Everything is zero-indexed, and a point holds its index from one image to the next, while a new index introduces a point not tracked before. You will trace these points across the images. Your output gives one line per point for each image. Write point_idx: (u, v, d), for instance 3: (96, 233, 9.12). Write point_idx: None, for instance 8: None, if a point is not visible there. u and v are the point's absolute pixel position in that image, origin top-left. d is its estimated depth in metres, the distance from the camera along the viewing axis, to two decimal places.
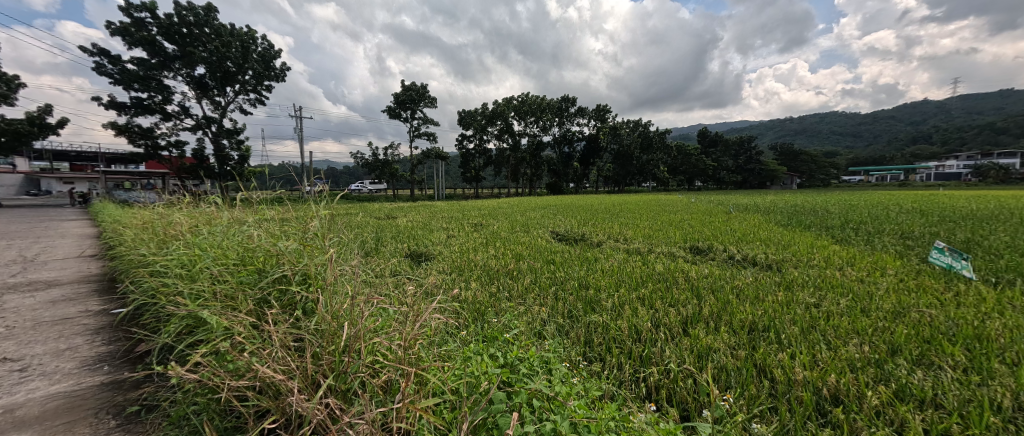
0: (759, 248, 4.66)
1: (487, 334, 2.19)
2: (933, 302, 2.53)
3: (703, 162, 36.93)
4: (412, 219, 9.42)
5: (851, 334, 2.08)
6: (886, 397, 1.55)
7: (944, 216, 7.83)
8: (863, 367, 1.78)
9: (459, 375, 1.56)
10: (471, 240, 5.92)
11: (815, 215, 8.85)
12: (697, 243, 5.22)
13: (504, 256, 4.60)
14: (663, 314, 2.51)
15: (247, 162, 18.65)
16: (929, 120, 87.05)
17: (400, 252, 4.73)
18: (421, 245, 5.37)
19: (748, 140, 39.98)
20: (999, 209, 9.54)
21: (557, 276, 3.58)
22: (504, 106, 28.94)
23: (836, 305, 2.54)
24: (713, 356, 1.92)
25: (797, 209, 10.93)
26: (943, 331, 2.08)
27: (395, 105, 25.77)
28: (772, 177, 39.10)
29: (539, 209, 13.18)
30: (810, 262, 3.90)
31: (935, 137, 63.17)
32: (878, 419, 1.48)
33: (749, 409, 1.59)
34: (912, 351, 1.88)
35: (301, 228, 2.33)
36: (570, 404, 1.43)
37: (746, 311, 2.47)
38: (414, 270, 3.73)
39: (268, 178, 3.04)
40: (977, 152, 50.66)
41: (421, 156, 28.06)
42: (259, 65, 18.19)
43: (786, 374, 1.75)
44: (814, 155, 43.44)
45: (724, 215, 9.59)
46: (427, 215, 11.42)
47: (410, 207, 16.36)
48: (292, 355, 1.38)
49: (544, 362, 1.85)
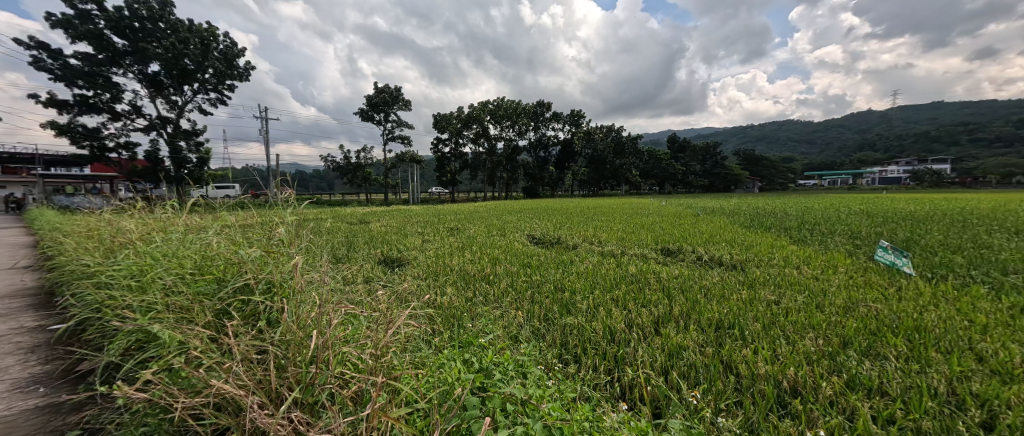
0: (724, 249, 4.87)
1: (462, 339, 2.17)
2: (879, 296, 2.74)
3: (672, 166, 38.30)
4: (386, 224, 9.24)
5: (808, 329, 2.21)
6: (839, 388, 1.65)
7: (888, 217, 8.47)
8: (818, 359, 1.88)
9: (433, 382, 1.53)
10: (447, 244, 5.86)
11: (776, 217, 9.36)
12: (668, 244, 5.39)
13: (480, 260, 4.58)
14: (635, 314, 2.57)
15: (207, 165, 17.71)
16: (873, 128, 94.11)
17: (372, 258, 4.61)
18: (396, 250, 5.27)
19: (714, 146, 41.84)
20: (934, 210, 10.45)
21: (533, 279, 3.61)
22: (479, 110, 28.93)
23: (794, 301, 2.69)
24: (683, 354, 1.98)
25: (759, 211, 11.51)
26: (887, 324, 2.25)
27: (367, 107, 25.21)
28: (736, 181, 41.07)
29: (517, 213, 13.22)
30: (772, 261, 4.12)
31: (879, 144, 68.36)
32: (832, 407, 1.57)
33: (716, 403, 1.65)
34: (861, 343, 2.02)
35: (266, 235, 2.23)
36: (544, 406, 1.43)
37: (713, 310, 2.57)
38: (387, 277, 3.63)
39: (231, 181, 2.90)
40: (915, 158, 55.24)
41: (395, 159, 27.60)
42: (220, 63, 17.36)
43: (750, 368, 1.83)
44: (774, 161, 45.97)
45: (693, 218, 9.97)
46: (402, 219, 11.21)
47: (385, 211, 15.98)
48: (254, 368, 1.31)
49: (520, 366, 1.86)
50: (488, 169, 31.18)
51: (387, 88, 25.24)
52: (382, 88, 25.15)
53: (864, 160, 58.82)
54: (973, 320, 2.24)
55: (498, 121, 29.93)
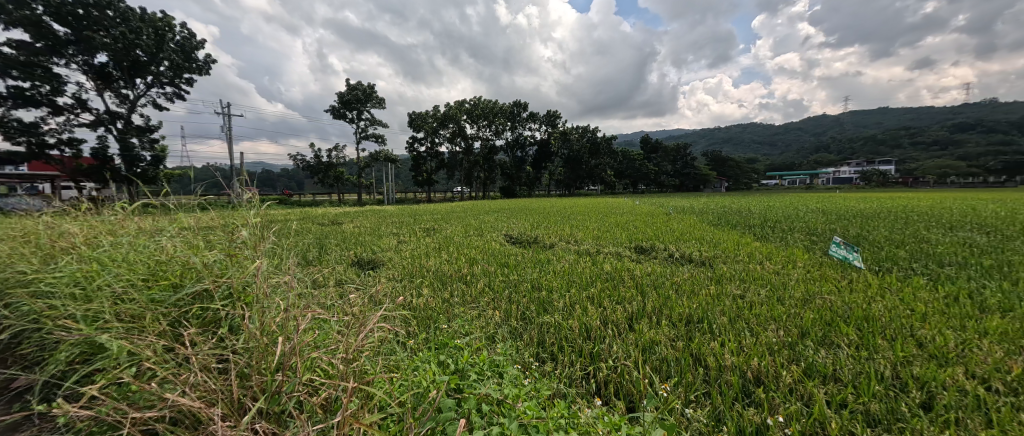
0: (694, 247, 5.04)
1: (437, 341, 2.14)
2: (833, 289, 2.92)
3: (645, 166, 39.42)
4: (360, 225, 9.00)
5: (770, 321, 2.33)
6: (797, 376, 1.75)
7: (842, 215, 9.06)
8: (779, 350, 1.99)
9: (408, 385, 1.52)
10: (423, 245, 5.78)
11: (741, 215, 9.84)
12: (641, 243, 5.53)
13: (457, 260, 4.54)
14: (610, 311, 2.62)
15: (163, 163, 16.69)
16: (827, 131, 100.29)
17: (345, 260, 4.48)
18: (370, 251, 5.15)
19: (684, 147, 43.33)
20: (881, 208, 11.31)
21: (510, 279, 3.62)
22: (456, 110, 28.71)
23: (757, 295, 2.83)
24: (656, 348, 2.04)
25: (726, 209, 12.07)
26: (839, 314, 2.40)
27: (339, 104, 24.45)
28: (704, 181, 42.73)
29: (494, 213, 13.22)
30: (737, 257, 4.32)
31: (833, 147, 72.90)
32: (792, 395, 1.65)
33: (686, 395, 1.71)
34: (817, 332, 2.14)
35: (228, 237, 2.13)
36: (520, 405, 1.44)
37: (683, 305, 2.66)
38: (360, 279, 3.54)
39: (190, 181, 2.73)
40: (864, 159, 59.29)
41: (368, 159, 26.95)
42: (176, 56, 16.39)
43: (717, 360, 1.91)
44: (739, 162, 48.12)
45: (665, 217, 10.31)
46: (376, 220, 10.95)
47: (360, 212, 15.60)
48: (215, 377, 1.25)
49: (496, 365, 1.86)
50: (464, 169, 30.98)
51: (359, 85, 24.62)
52: (354, 85, 24.51)
53: (820, 162, 62.65)
54: (914, 309, 2.43)
55: (474, 121, 29.81)
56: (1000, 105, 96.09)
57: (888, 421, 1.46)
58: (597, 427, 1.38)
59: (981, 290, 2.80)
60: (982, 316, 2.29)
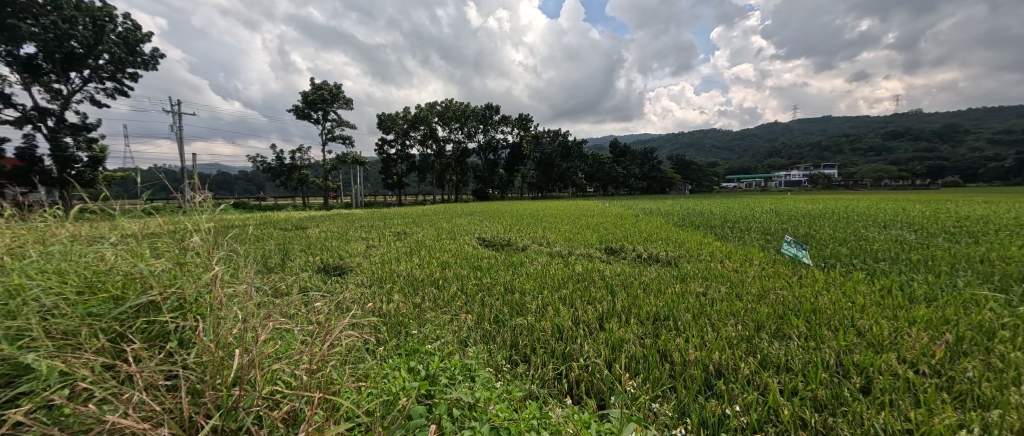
0: (660, 247, 5.23)
1: (407, 347, 2.11)
2: (785, 284, 3.13)
3: (614, 170, 40.55)
4: (326, 230, 8.65)
5: (730, 317, 2.46)
6: (754, 367, 1.85)
7: (793, 215, 9.74)
8: (738, 343, 2.09)
9: (378, 394, 1.48)
10: (394, 249, 5.66)
11: (702, 216, 10.36)
12: (611, 244, 5.69)
13: (428, 264, 4.48)
14: (582, 312, 2.67)
15: (101, 165, 15.38)
16: (778, 137, 107.27)
17: (311, 267, 4.30)
18: (337, 257, 4.95)
19: (650, 150, 45.00)
20: (827, 208, 12.26)
21: (483, 282, 3.61)
22: (427, 112, 28.35)
23: (718, 292, 2.98)
24: (625, 346, 2.10)
25: (690, 211, 12.62)
26: (791, 307, 2.58)
27: (303, 104, 23.51)
28: (669, 184, 44.56)
29: (466, 215, 13.18)
30: (700, 256, 4.51)
31: (784, 152, 78.02)
32: (749, 385, 1.74)
33: (653, 390, 1.76)
34: (771, 326, 2.28)
35: (177, 245, 1.99)
36: (491, 408, 1.44)
37: (650, 304, 2.75)
38: (325, 286, 3.39)
39: (134, 184, 2.52)
40: (812, 163, 63.85)
41: (335, 161, 26.08)
42: (118, 49, 15.17)
43: (682, 355, 1.98)
44: (701, 166, 50.55)
45: (633, 218, 10.66)
46: (343, 224, 10.57)
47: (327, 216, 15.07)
48: (164, 396, 1.16)
49: (467, 369, 1.84)
50: (436, 172, 30.61)
51: (325, 85, 23.82)
52: (319, 84, 23.69)
53: (773, 166, 66.93)
54: (854, 301, 2.64)
55: (445, 123, 29.52)
56: (924, 116, 106.73)
57: (833, 405, 1.58)
58: (567, 427, 1.40)
59: (910, 282, 3.08)
60: (910, 305, 2.52)
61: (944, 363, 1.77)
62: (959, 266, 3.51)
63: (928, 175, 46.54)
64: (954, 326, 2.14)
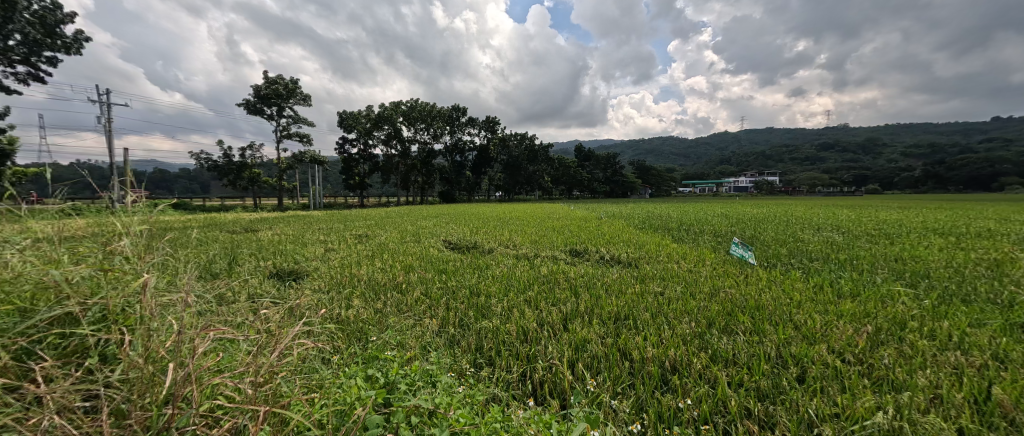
0: (622, 249, 5.42)
1: (366, 354, 2.02)
2: (734, 283, 3.34)
3: (579, 174, 41.58)
4: (280, 232, 8.15)
5: (683, 315, 2.59)
6: (704, 361, 1.95)
7: (741, 219, 10.45)
8: (691, 339, 2.21)
9: (332, 405, 1.41)
10: (355, 253, 5.43)
11: (660, 220, 10.90)
12: (575, 246, 5.81)
13: (391, 268, 4.36)
14: (546, 313, 2.71)
15: (10, 158, 13.61)
16: (728, 147, 114.88)
17: (262, 272, 4.04)
18: (291, 261, 4.68)
19: (613, 156, 46.68)
20: (773, 213, 13.26)
21: (449, 285, 3.56)
22: (392, 111, 27.64)
23: (674, 291, 3.13)
24: (588, 347, 2.14)
25: (651, 214, 13.18)
26: (738, 304, 2.75)
27: (256, 98, 22.13)
28: (631, 188, 46.44)
29: (432, 218, 12.95)
30: (659, 257, 4.73)
31: (734, 160, 83.52)
32: (701, 379, 1.84)
33: (614, 388, 1.81)
34: (720, 322, 2.43)
35: (102, 249, 1.79)
36: (452, 413, 1.42)
37: (612, 303, 2.84)
38: (277, 293, 3.19)
39: (51, 183, 2.23)
40: (757, 171, 68.80)
41: (291, 160, 24.76)
42: (34, 29, 13.57)
43: (641, 353, 2.06)
44: (660, 172, 53.05)
45: (596, 221, 10.99)
46: (300, 227, 10.03)
47: (283, 218, 14.26)
48: (81, 419, 1.04)
49: (429, 375, 1.80)
50: (400, 172, 29.90)
51: (280, 79, 22.58)
52: (274, 78, 22.42)
53: (723, 173, 71.44)
54: (791, 297, 2.87)
55: (411, 123, 28.91)
56: (851, 130, 118.30)
57: (773, 394, 1.70)
58: (529, 428, 1.40)
59: (838, 279, 3.40)
60: (839, 300, 2.78)
61: (865, 352, 1.97)
62: (879, 264, 3.91)
63: (855, 183, 51.73)
64: (873, 318, 2.38)
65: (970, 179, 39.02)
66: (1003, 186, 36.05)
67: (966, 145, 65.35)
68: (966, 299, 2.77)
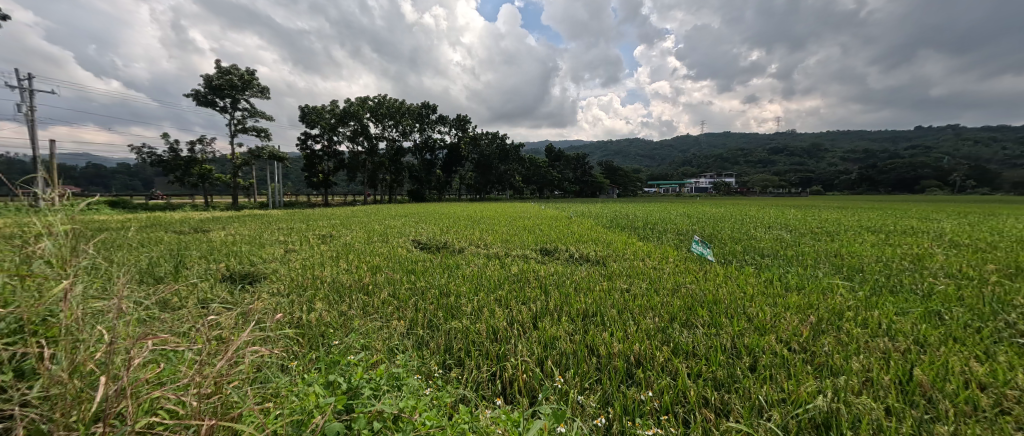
0: (590, 247, 5.54)
1: (327, 359, 1.94)
2: (695, 279, 3.50)
3: (549, 173, 42.10)
4: (234, 233, 7.66)
5: (647, 310, 2.67)
6: (667, 355, 2.02)
7: (702, 218, 10.97)
8: (654, 334, 2.29)
9: (287, 415, 1.34)
10: (318, 254, 5.21)
11: (627, 219, 11.25)
12: (545, 245, 5.87)
13: (357, 269, 4.21)
14: (516, 312, 2.71)
15: None
16: (689, 149, 120.30)
17: (214, 276, 3.77)
18: (246, 264, 4.40)
19: (582, 156, 47.64)
20: (731, 212, 14.04)
21: (418, 286, 3.49)
22: (358, 106, 26.74)
23: (639, 288, 3.23)
24: (556, 344, 2.17)
25: (619, 214, 13.56)
26: (697, 299, 2.89)
27: (207, 89, 20.73)
28: (599, 187, 47.66)
29: (401, 216, 12.69)
30: (625, 255, 4.87)
31: (694, 162, 87.53)
32: (663, 371, 1.91)
33: (581, 384, 1.84)
34: (681, 317, 2.53)
35: (19, 254, 1.60)
36: (418, 417, 1.39)
37: (580, 301, 2.89)
38: (229, 297, 2.98)
39: None
40: (716, 172, 72.57)
41: (247, 155, 23.41)
42: None
43: (608, 348, 2.11)
44: (627, 173, 54.73)
45: (566, 220, 11.19)
46: (259, 227, 9.49)
47: (241, 217, 13.47)
48: None
49: (395, 379, 1.76)
50: (367, 170, 29.03)
51: (234, 69, 21.25)
52: (227, 68, 21.08)
53: (685, 174, 74.73)
54: (746, 291, 3.05)
55: (378, 120, 28.12)
56: (798, 135, 127.26)
57: (728, 383, 1.79)
58: (496, 428, 1.40)
59: (787, 274, 3.64)
60: (786, 293, 2.98)
61: (808, 340, 2.12)
62: (821, 260, 4.23)
63: (801, 185, 55.75)
64: (816, 309, 2.57)
65: (898, 182, 43.28)
66: (925, 188, 40.24)
67: (895, 151, 72.07)
68: (894, 289, 3.06)
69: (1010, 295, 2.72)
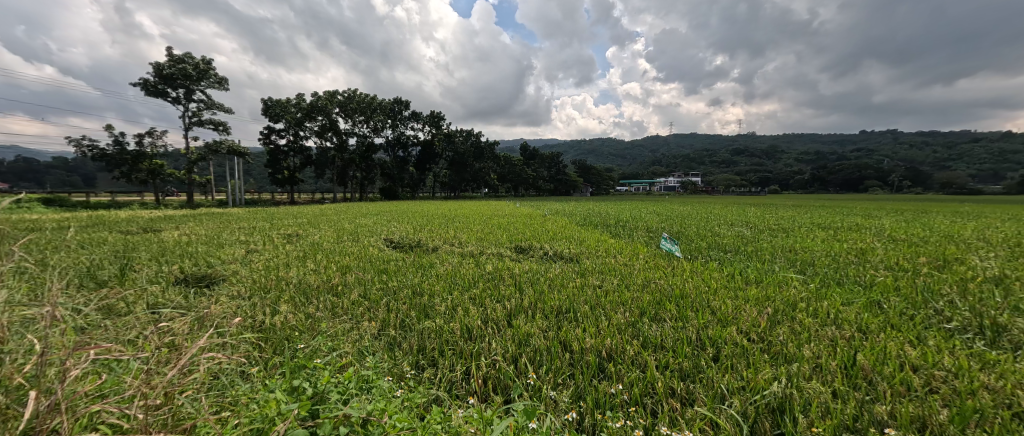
0: (564, 245, 5.60)
1: (292, 364, 1.85)
2: (663, 274, 3.63)
3: (523, 172, 42.29)
4: (190, 233, 7.22)
5: (619, 306, 2.74)
6: (638, 348, 2.08)
7: (671, 216, 11.37)
8: (625, 328, 2.34)
9: (245, 424, 1.27)
10: (283, 254, 4.98)
11: (600, 217, 11.51)
12: (519, 243, 5.89)
13: (325, 269, 4.06)
14: (491, 310, 2.71)
15: None
16: (657, 149, 124.23)
17: (166, 279, 3.52)
18: (203, 266, 4.14)
19: (555, 155, 48.14)
20: (698, 210, 14.65)
21: (390, 286, 3.41)
22: (326, 100, 25.75)
23: (611, 284, 3.31)
24: (530, 341, 2.18)
25: (591, 212, 13.83)
26: (666, 294, 2.99)
27: (158, 79, 19.36)
28: (572, 186, 48.46)
29: (372, 215, 12.38)
30: (598, 252, 4.97)
31: (663, 162, 90.52)
32: (633, 364, 1.96)
33: (554, 379, 1.86)
34: (651, 311, 2.61)
35: None
36: (387, 420, 1.36)
37: (554, 298, 2.93)
38: (183, 301, 2.80)
39: None
40: (683, 172, 75.38)
41: (203, 150, 22.08)
42: None
43: (581, 344, 2.14)
44: (599, 171, 55.87)
45: (541, 218, 11.31)
46: (218, 226, 8.98)
47: (197, 216, 12.69)
48: None
49: (364, 381, 1.71)
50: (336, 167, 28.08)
51: (188, 58, 19.93)
52: (180, 57, 19.73)
53: (654, 173, 77.17)
54: (710, 285, 3.19)
55: (348, 115, 27.24)
56: (759, 138, 134.02)
57: (693, 374, 1.86)
58: (467, 427, 1.38)
59: (748, 268, 3.83)
60: (748, 287, 3.14)
61: (766, 330, 2.25)
62: (778, 255, 4.49)
63: (760, 184, 58.89)
64: (772, 301, 2.73)
65: (845, 182, 46.69)
66: (868, 188, 43.56)
67: (843, 153, 77.38)
68: (840, 281, 3.31)
69: (939, 284, 3.00)
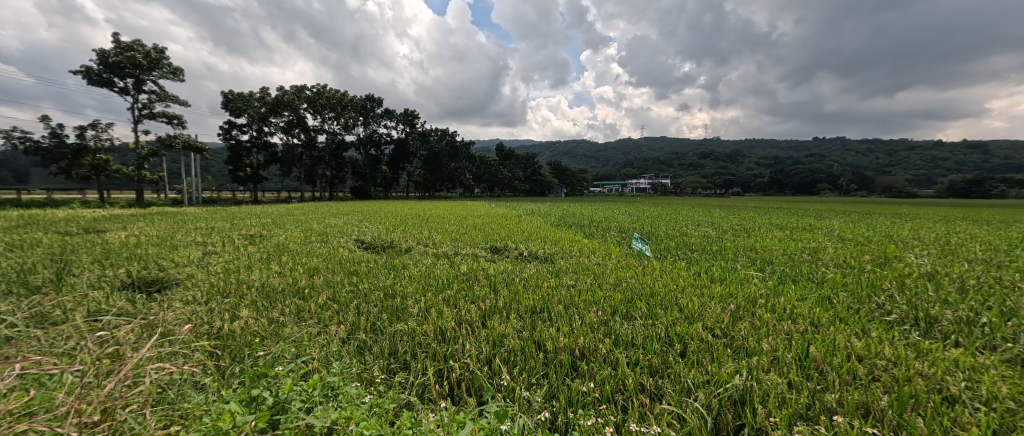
0: (539, 245, 5.64)
1: (253, 371, 1.75)
2: (634, 273, 3.72)
3: (498, 172, 42.28)
4: (140, 233, 6.73)
5: (591, 304, 2.78)
6: (609, 346, 2.11)
7: (642, 216, 11.70)
8: (597, 327, 2.38)
9: None
10: (245, 256, 4.72)
11: (575, 217, 11.71)
12: (495, 243, 5.88)
13: (290, 271, 3.88)
14: (465, 311, 2.67)
15: None
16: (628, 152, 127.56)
17: (111, 283, 3.24)
18: (154, 269, 3.85)
19: (530, 156, 48.45)
20: (667, 211, 15.21)
21: (360, 288, 3.30)
22: (293, 95, 24.72)
23: (584, 283, 3.35)
24: (504, 342, 2.17)
25: (565, 213, 14.03)
26: (636, 292, 3.06)
27: (102, 67, 17.92)
28: (547, 186, 48.95)
29: (343, 215, 12.01)
30: (572, 252, 5.03)
31: (633, 164, 93.11)
32: (604, 362, 1.99)
33: (527, 380, 1.85)
34: (622, 309, 2.67)
35: None
36: (353, 428, 1.31)
37: (529, 298, 2.94)
38: (132, 308, 2.59)
39: None
40: (652, 174, 77.84)
41: (155, 145, 20.65)
42: None
43: (555, 343, 2.15)
44: (573, 172, 56.74)
45: (516, 218, 11.35)
46: (173, 226, 8.40)
47: (150, 216, 11.88)
48: None
49: (330, 388, 1.64)
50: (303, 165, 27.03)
51: (138, 46, 18.58)
52: (129, 44, 18.36)
53: (625, 175, 79.26)
54: (679, 284, 3.28)
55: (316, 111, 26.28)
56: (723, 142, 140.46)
57: (661, 369, 1.91)
58: (437, 431, 1.36)
59: (714, 266, 3.99)
60: (713, 285, 3.26)
61: (729, 326, 2.34)
62: (740, 253, 4.71)
63: (724, 187, 61.74)
64: (735, 297, 2.85)
65: (800, 185, 49.81)
66: (821, 192, 46.68)
67: (798, 158, 82.48)
68: (796, 278, 3.51)
69: (882, 280, 3.24)
